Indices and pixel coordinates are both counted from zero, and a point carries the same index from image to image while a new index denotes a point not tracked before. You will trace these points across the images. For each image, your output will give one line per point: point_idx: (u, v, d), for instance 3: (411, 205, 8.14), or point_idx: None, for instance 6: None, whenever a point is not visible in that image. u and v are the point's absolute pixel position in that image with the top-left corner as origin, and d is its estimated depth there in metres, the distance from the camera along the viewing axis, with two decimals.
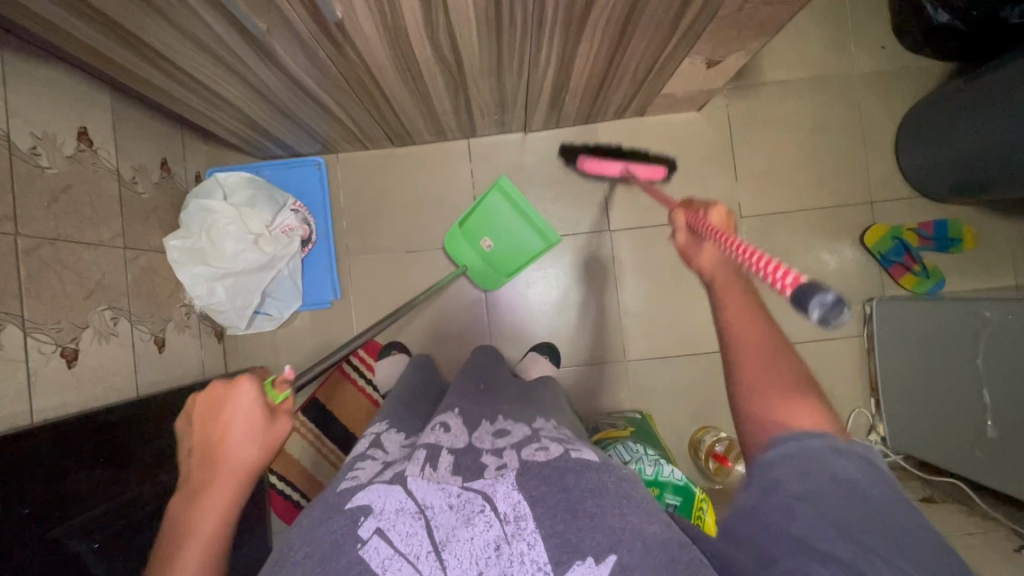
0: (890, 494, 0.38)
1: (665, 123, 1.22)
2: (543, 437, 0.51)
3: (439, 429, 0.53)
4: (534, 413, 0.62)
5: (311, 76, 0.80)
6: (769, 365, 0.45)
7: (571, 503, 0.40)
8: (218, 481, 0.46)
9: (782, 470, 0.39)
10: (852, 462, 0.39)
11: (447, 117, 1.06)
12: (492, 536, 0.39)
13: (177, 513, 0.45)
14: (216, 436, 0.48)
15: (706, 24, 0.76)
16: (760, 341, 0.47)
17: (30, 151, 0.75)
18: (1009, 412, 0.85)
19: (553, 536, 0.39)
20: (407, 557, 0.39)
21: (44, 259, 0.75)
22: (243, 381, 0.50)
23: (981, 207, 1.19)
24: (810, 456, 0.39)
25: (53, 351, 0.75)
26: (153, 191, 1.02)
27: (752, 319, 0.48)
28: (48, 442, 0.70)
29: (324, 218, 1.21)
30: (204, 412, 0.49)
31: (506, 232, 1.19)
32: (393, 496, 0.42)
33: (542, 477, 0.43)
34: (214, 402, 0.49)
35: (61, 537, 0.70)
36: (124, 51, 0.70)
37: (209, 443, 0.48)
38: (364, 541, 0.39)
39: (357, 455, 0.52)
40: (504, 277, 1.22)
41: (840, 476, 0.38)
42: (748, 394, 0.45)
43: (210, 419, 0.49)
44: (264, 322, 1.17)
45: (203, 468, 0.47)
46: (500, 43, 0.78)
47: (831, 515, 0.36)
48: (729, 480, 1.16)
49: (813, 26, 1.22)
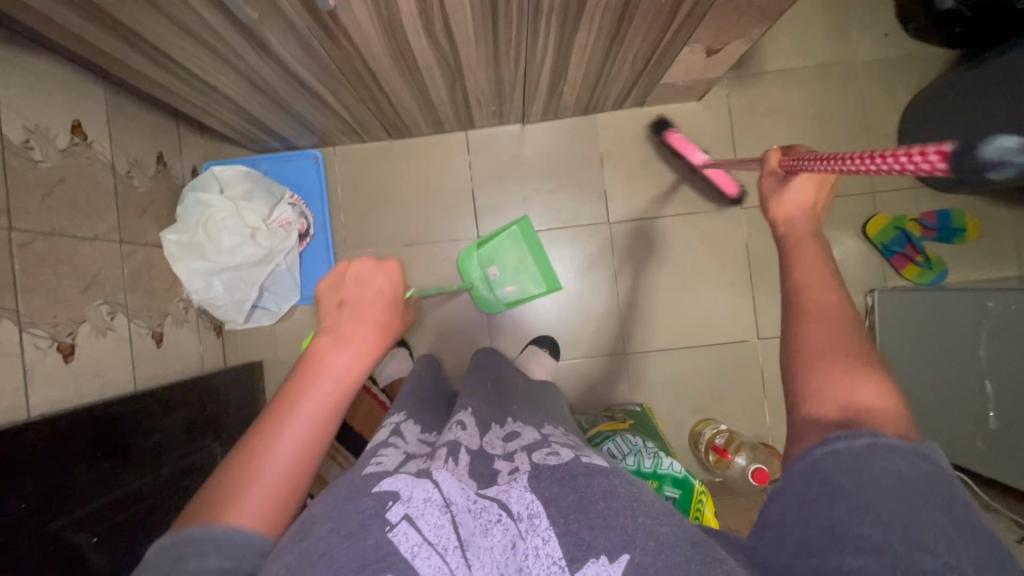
0: (942, 491, 0.36)
1: (663, 113, 1.21)
2: (552, 442, 0.51)
3: (459, 426, 0.52)
4: (540, 416, 0.63)
5: (306, 66, 0.79)
6: (834, 333, 0.45)
7: (583, 504, 0.40)
8: (366, 332, 0.54)
9: (823, 462, 0.39)
10: (899, 459, 0.37)
11: (444, 108, 1.05)
12: (506, 531, 0.40)
13: (324, 350, 0.51)
14: (365, 301, 0.58)
15: (707, 10, 0.75)
16: (831, 315, 0.46)
17: (23, 144, 0.74)
18: (1011, 402, 0.84)
19: (567, 533, 0.38)
20: (435, 546, 0.37)
21: (39, 254, 0.74)
22: (388, 270, 0.64)
23: (985, 196, 1.18)
24: (857, 453, 0.38)
25: (49, 345, 0.75)
26: (149, 184, 1.01)
27: (829, 292, 0.47)
28: (45, 435, 0.70)
29: (322, 210, 1.20)
30: (356, 281, 0.61)
31: (527, 274, 1.19)
32: (422, 485, 0.41)
33: (554, 477, 0.44)
34: (369, 278, 0.62)
35: (61, 530, 0.69)
36: (118, 43, 0.69)
37: (360, 303, 0.58)
38: (393, 524, 0.37)
39: (377, 444, 0.51)
40: (502, 306, 1.21)
41: (888, 471, 0.37)
42: (813, 367, 0.44)
43: (360, 286, 0.60)
44: (263, 315, 1.17)
45: (353, 320, 0.55)
46: (497, 32, 0.76)
47: (875, 509, 0.35)
48: (729, 472, 1.15)
49: (813, 15, 1.21)
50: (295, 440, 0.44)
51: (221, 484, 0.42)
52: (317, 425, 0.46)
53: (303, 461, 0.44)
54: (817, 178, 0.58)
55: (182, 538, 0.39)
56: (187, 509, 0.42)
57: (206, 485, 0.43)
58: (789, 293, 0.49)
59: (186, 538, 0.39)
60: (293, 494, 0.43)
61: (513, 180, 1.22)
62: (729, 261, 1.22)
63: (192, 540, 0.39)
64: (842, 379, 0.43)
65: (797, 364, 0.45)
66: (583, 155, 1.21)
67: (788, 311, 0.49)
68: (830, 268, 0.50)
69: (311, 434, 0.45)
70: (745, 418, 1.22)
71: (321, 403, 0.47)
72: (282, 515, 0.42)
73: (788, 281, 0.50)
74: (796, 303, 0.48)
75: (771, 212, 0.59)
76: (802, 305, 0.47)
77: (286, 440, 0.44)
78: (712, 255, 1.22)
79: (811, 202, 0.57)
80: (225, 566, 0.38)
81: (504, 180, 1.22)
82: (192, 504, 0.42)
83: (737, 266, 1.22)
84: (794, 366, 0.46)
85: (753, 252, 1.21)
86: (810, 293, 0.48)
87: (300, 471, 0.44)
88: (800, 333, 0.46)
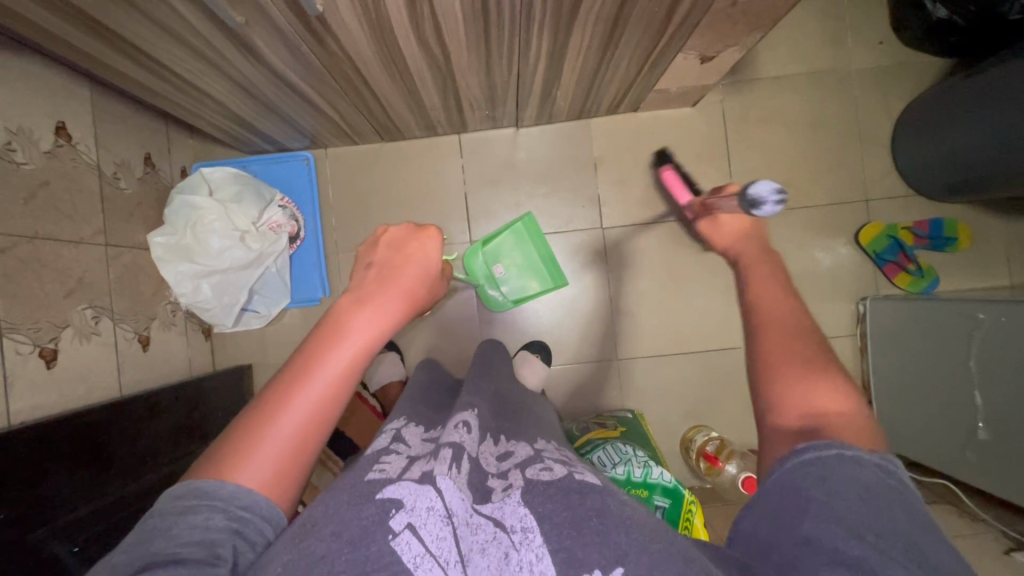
0: (906, 501, 0.36)
1: (657, 119, 1.20)
2: (546, 458, 0.50)
3: (463, 427, 0.51)
4: (533, 429, 0.61)
5: (295, 70, 0.78)
6: (792, 343, 0.47)
7: (575, 520, 0.39)
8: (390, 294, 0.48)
9: (794, 473, 0.39)
10: (868, 470, 0.37)
11: (437, 112, 1.04)
12: (501, 547, 0.39)
13: (345, 307, 0.47)
14: (395, 262, 0.51)
15: (701, 17, 0.75)
16: (790, 327, 0.48)
17: (5, 146, 0.73)
18: (999, 413, 0.85)
19: (559, 551, 0.38)
20: (436, 560, 0.37)
21: (19, 259, 0.73)
22: (430, 229, 0.55)
23: (978, 205, 1.18)
24: (827, 465, 0.38)
25: (31, 351, 0.74)
26: (137, 186, 1.00)
27: (782, 304, 0.50)
28: (24, 444, 0.69)
29: (312, 213, 1.18)
30: (393, 238, 0.53)
31: (534, 267, 1.15)
32: (426, 494, 0.40)
33: (548, 494, 0.42)
34: (406, 235, 0.54)
35: (41, 539, 0.68)
36: (101, 45, 0.68)
37: (390, 265, 0.51)
38: (396, 533, 0.37)
39: (377, 449, 0.49)
40: (509, 304, 1.18)
41: (856, 481, 0.37)
42: (775, 377, 0.45)
43: (397, 245, 0.53)
44: (252, 319, 1.14)
45: (378, 283, 0.49)
46: (489, 37, 0.76)
47: (846, 523, 0.35)
48: (719, 480, 1.15)
49: (809, 21, 1.20)
50: (295, 418, 0.41)
51: (223, 449, 0.40)
52: (327, 397, 0.42)
53: (314, 426, 0.41)
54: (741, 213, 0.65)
55: (189, 492, 0.38)
56: (197, 461, 0.40)
57: (212, 445, 0.41)
58: (748, 311, 0.52)
59: (192, 492, 0.38)
60: (290, 477, 0.40)
61: (506, 183, 1.21)
62: (722, 268, 1.21)
63: (200, 496, 0.37)
64: (801, 384, 0.44)
65: (760, 372, 0.47)
66: (577, 160, 1.21)
67: (749, 327, 0.51)
68: (787, 287, 0.52)
69: (321, 403, 0.42)
70: (736, 425, 1.21)
71: (327, 379, 0.42)
72: (278, 498, 0.40)
73: (744, 300, 0.53)
74: (755, 319, 0.50)
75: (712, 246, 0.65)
76: (760, 317, 0.50)
77: (295, 409, 0.41)
78: (706, 262, 1.21)
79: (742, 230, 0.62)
80: (231, 527, 0.37)
81: (497, 184, 1.21)
82: (203, 457, 0.40)
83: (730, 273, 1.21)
84: (758, 377, 0.47)
85: None
86: (764, 305, 0.51)
87: (309, 436, 0.41)
88: (762, 348, 0.48)
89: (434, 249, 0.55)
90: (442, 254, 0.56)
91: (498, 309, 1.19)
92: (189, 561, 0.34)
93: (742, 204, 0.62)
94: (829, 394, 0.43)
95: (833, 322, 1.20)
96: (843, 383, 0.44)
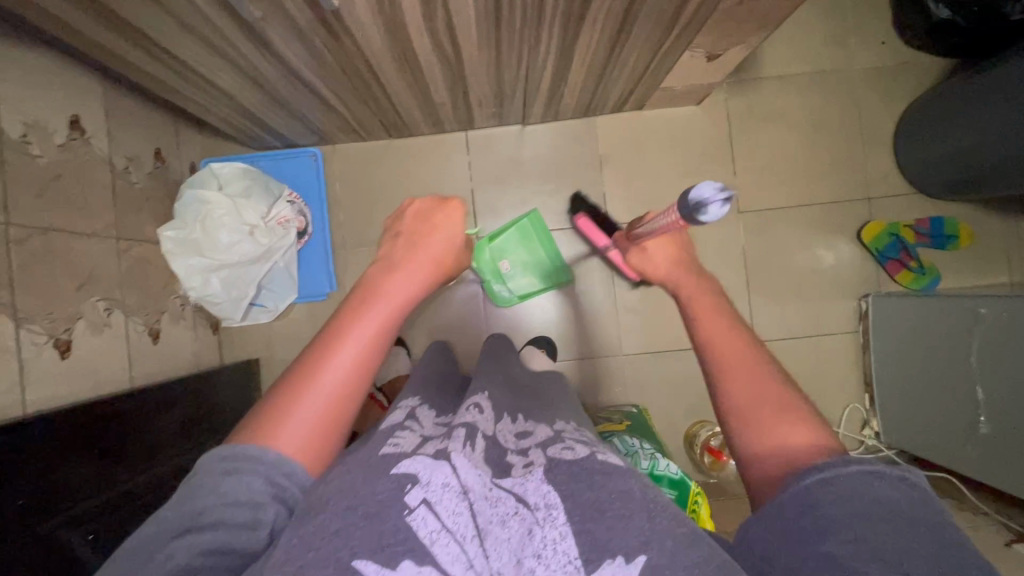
0: (933, 520, 0.36)
1: (662, 117, 1.21)
2: (566, 438, 0.51)
3: (475, 410, 0.52)
4: (553, 411, 0.62)
5: (307, 64, 0.79)
6: (753, 382, 0.48)
7: (599, 503, 0.40)
8: (416, 267, 0.51)
9: (812, 489, 0.38)
10: (888, 488, 0.37)
11: (445, 108, 1.05)
12: (522, 521, 0.40)
13: (375, 279, 0.50)
14: (422, 232, 0.55)
15: (709, 15, 0.76)
16: (748, 362, 0.49)
17: (21, 139, 0.74)
18: (1001, 407, 0.86)
19: (583, 532, 0.39)
20: (453, 534, 0.37)
21: (35, 250, 0.74)
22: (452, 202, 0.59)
23: (979, 203, 1.20)
24: (851, 482, 0.37)
25: (46, 342, 0.75)
26: (147, 181, 1.01)
27: (734, 344, 0.51)
28: (40, 432, 0.69)
29: (321, 209, 1.20)
30: (417, 211, 0.57)
31: (544, 270, 1.18)
32: (441, 470, 0.41)
33: (572, 474, 0.44)
34: (432, 208, 0.58)
35: (56, 526, 0.69)
36: (119, 38, 0.69)
37: (417, 234, 0.55)
38: (411, 508, 0.38)
39: (392, 424, 0.50)
40: (515, 299, 1.20)
41: (877, 500, 0.36)
42: (746, 421, 0.46)
43: (423, 217, 0.57)
44: (260, 313, 1.16)
45: (409, 251, 0.53)
46: (500, 34, 0.77)
47: (869, 544, 0.34)
48: (724, 475, 1.17)
49: (812, 22, 1.22)
50: (335, 373, 0.44)
51: (267, 409, 0.43)
52: (364, 354, 0.45)
53: (348, 391, 0.44)
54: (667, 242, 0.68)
55: (233, 454, 0.40)
56: (241, 425, 0.43)
57: (257, 405, 0.44)
58: (702, 351, 0.52)
59: (239, 452, 0.40)
60: (331, 431, 0.43)
61: (513, 180, 1.22)
62: (726, 266, 1.22)
63: (245, 457, 0.40)
64: (769, 424, 0.45)
65: (732, 418, 0.47)
66: (582, 157, 1.22)
67: (707, 369, 0.51)
68: (733, 318, 0.53)
69: (359, 359, 0.45)
70: None
71: (362, 337, 0.45)
72: (320, 451, 0.43)
73: (694, 338, 0.53)
74: (711, 359, 0.51)
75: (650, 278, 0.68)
76: (717, 360, 0.50)
77: (333, 366, 0.44)
78: (711, 259, 1.22)
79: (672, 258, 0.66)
80: (269, 491, 0.39)
81: (503, 181, 1.22)
82: (247, 420, 0.43)
83: (735, 270, 1.22)
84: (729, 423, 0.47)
85: (751, 255, 1.22)
86: (718, 347, 0.51)
87: (342, 400, 0.44)
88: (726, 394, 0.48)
89: (457, 222, 0.58)
90: (464, 229, 0.59)
91: (504, 304, 1.21)
92: (231, 524, 0.37)
93: (686, 210, 0.60)
94: (799, 432, 0.44)
95: (835, 320, 1.21)
96: (809, 416, 0.45)
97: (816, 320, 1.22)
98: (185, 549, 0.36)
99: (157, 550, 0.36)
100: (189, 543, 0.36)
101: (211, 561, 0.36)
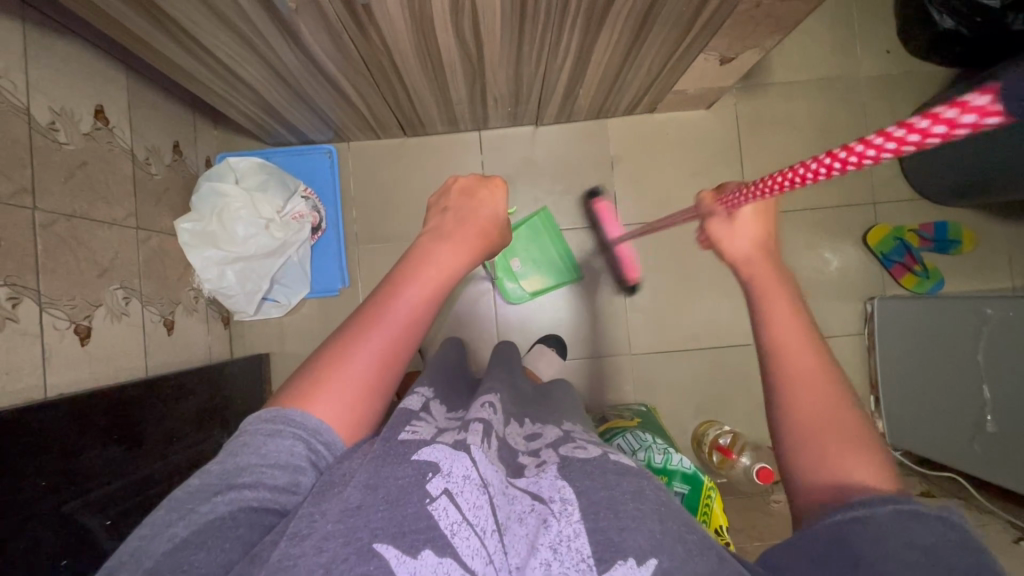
0: (980, 567, 0.31)
1: (673, 120, 1.24)
2: (576, 439, 0.51)
3: (489, 407, 0.52)
4: (559, 418, 0.63)
5: (332, 58, 0.81)
6: (819, 399, 0.43)
7: (612, 502, 0.38)
8: (462, 236, 0.54)
9: (841, 528, 0.34)
10: (928, 530, 0.33)
11: (461, 107, 1.07)
12: (539, 515, 0.39)
13: (426, 246, 0.52)
14: (467, 206, 0.59)
15: (725, 20, 0.77)
16: (818, 375, 0.44)
17: (49, 126, 0.75)
18: (1009, 406, 0.87)
19: (595, 531, 0.37)
20: (474, 528, 0.37)
21: (59, 235, 0.74)
22: (496, 181, 0.63)
23: (980, 209, 1.22)
24: (883, 524, 0.34)
25: (67, 327, 0.75)
26: (166, 172, 1.01)
27: (806, 352, 0.45)
28: (62, 416, 0.69)
29: (335, 205, 1.21)
30: (467, 185, 0.61)
31: (554, 269, 1.22)
32: (461, 461, 0.40)
33: (585, 471, 0.42)
34: (476, 183, 0.62)
35: (74, 510, 0.69)
36: (150, 25, 0.70)
37: (462, 209, 0.58)
38: (433, 497, 0.37)
39: (409, 410, 0.49)
40: (528, 296, 1.22)
41: (918, 544, 0.32)
42: (809, 440, 0.41)
43: (468, 191, 0.60)
44: (272, 308, 1.17)
45: (457, 222, 0.56)
46: (523, 33, 0.78)
47: None
48: (734, 473, 1.15)
49: (819, 30, 1.25)
50: (382, 333, 0.45)
51: (313, 371, 0.44)
52: (412, 313, 0.47)
53: (395, 351, 0.45)
54: (758, 210, 0.56)
55: (279, 416, 0.41)
56: (283, 391, 0.44)
57: (303, 365, 0.45)
58: (767, 353, 0.47)
59: (280, 416, 0.41)
60: (376, 393, 0.44)
61: (524, 180, 1.24)
62: None
63: (287, 422, 0.41)
64: (833, 447, 0.40)
65: (793, 440, 0.42)
66: (594, 158, 1.24)
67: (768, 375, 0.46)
68: (806, 318, 0.48)
69: (406, 320, 0.46)
70: (748, 420, 1.23)
71: (411, 300, 0.47)
72: (365, 410, 0.44)
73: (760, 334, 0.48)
74: (777, 364, 0.45)
75: (724, 253, 0.57)
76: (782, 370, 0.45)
77: (379, 329, 0.45)
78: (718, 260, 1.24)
79: (761, 240, 0.55)
80: (306, 456, 0.40)
81: (516, 181, 1.24)
82: (290, 384, 0.44)
83: None
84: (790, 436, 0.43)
85: None
86: (788, 352, 0.45)
87: (391, 358, 0.45)
88: (792, 406, 0.43)
89: (500, 198, 0.62)
90: (506, 205, 0.63)
91: (517, 302, 1.23)
92: (273, 486, 0.38)
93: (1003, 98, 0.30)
94: (860, 461, 0.39)
95: (840, 322, 1.23)
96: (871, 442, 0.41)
97: (822, 321, 1.23)
98: (228, 503, 0.37)
99: (200, 503, 0.37)
100: (232, 498, 0.37)
101: (251, 517, 0.37)
